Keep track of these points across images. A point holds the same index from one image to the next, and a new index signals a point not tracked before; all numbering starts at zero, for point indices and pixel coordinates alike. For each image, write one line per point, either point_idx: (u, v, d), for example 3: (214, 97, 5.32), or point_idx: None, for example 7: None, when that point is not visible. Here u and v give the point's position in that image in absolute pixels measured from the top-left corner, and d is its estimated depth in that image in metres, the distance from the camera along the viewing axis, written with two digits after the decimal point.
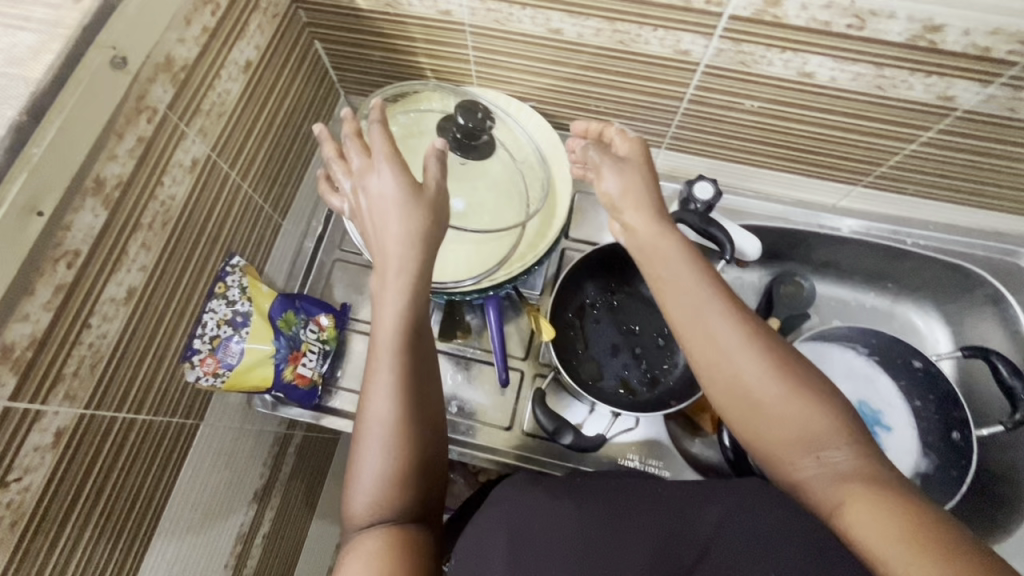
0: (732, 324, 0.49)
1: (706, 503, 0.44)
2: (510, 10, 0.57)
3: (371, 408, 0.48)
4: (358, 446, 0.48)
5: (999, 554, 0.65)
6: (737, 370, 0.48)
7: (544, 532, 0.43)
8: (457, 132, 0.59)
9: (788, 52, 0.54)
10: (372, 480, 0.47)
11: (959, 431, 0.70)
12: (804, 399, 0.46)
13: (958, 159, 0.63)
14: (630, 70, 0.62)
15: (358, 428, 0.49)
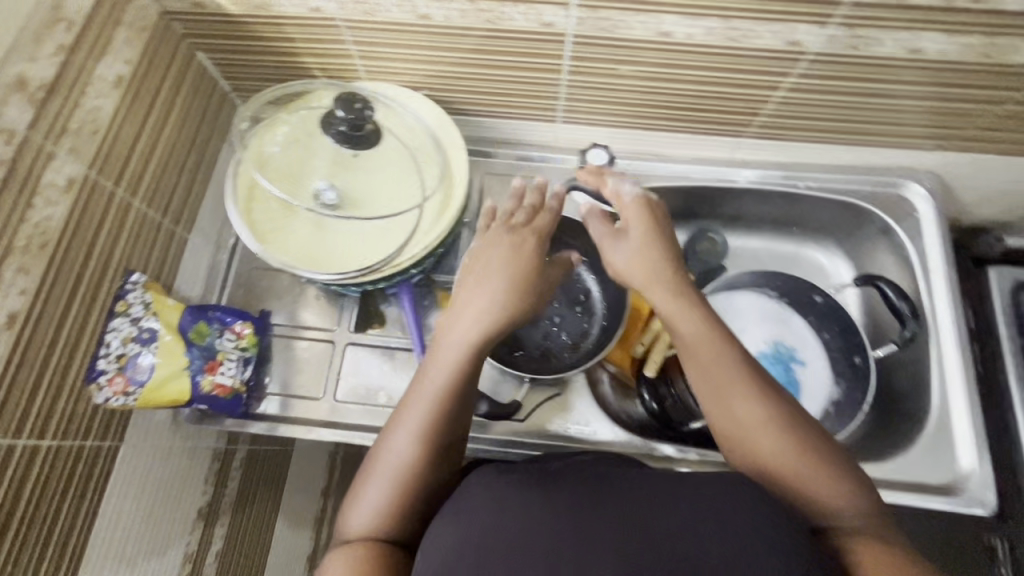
0: (744, 376, 0.49)
1: (697, 493, 0.41)
2: (376, 1, 0.59)
3: (388, 448, 0.49)
4: (367, 476, 0.50)
5: (906, 464, 0.69)
6: (751, 428, 0.47)
7: (517, 532, 0.39)
8: (342, 125, 0.59)
9: (642, 13, 0.57)
10: (377, 505, 0.48)
11: (860, 355, 0.74)
12: (811, 465, 0.45)
13: (822, 101, 0.67)
14: (506, 49, 0.64)
15: (373, 458, 0.50)
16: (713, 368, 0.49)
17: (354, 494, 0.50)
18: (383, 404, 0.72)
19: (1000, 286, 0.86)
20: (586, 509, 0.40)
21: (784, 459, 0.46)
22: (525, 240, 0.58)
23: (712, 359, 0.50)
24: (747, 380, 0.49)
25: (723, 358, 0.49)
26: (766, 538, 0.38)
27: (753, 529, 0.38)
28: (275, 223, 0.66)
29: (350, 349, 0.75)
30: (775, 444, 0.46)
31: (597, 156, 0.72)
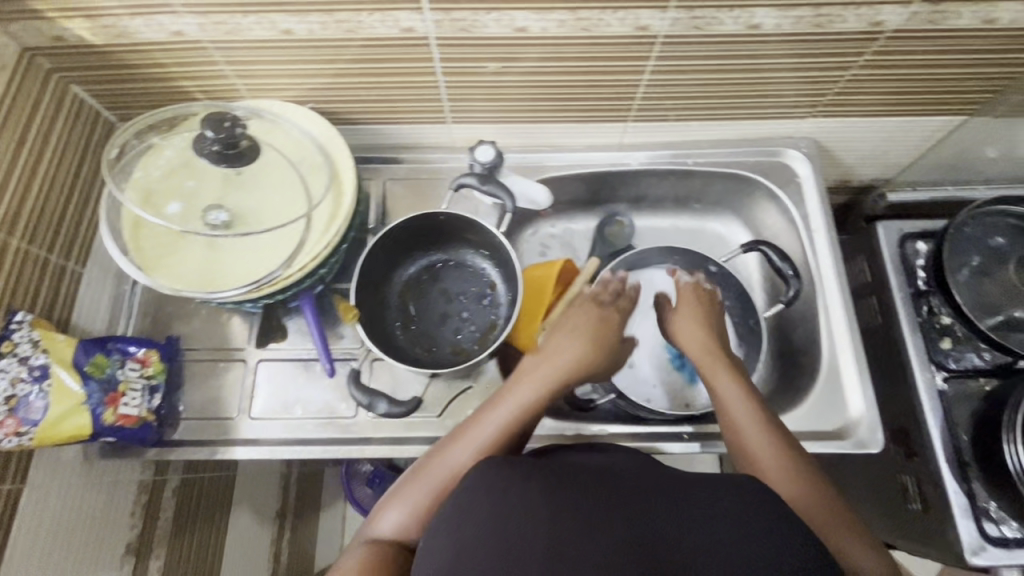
0: (754, 411, 0.61)
1: (697, 499, 0.46)
2: (235, 20, 0.60)
3: (434, 466, 0.57)
4: (405, 487, 0.56)
5: (801, 414, 0.73)
6: (755, 444, 0.59)
7: (512, 531, 0.43)
8: (214, 145, 0.61)
9: (494, 12, 0.59)
10: (406, 511, 0.55)
11: (753, 317, 0.79)
12: (828, 513, 0.54)
13: (687, 80, 0.71)
14: (376, 56, 0.66)
15: (416, 471, 0.57)
16: (745, 419, 0.60)
17: (387, 501, 0.57)
18: (299, 416, 0.73)
19: (888, 240, 0.89)
20: (574, 508, 0.44)
21: (803, 504, 0.54)
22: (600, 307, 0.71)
23: (747, 414, 0.61)
24: (773, 431, 0.59)
25: (754, 413, 0.61)
26: (733, 532, 0.43)
27: (721, 526, 0.43)
28: (164, 250, 0.66)
29: (261, 365, 0.75)
30: (799, 491, 0.55)
31: (485, 154, 0.73)
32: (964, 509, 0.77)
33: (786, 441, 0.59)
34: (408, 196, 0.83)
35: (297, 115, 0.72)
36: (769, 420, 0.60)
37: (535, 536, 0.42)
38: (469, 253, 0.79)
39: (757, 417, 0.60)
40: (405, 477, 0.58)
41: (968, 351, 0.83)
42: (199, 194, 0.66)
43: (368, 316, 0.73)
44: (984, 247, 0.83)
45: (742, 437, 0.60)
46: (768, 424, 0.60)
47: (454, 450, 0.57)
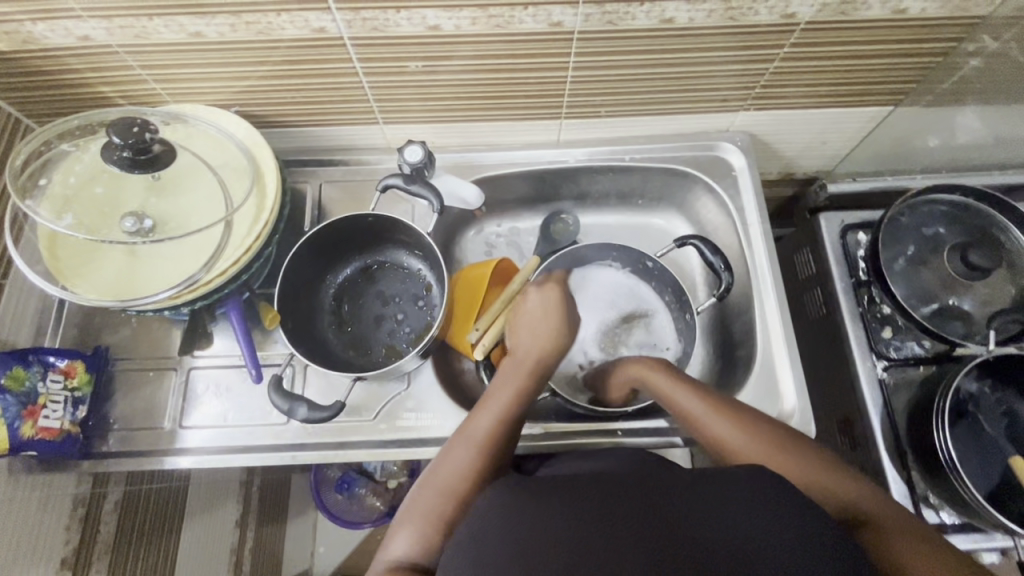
0: (713, 409, 0.61)
1: (720, 497, 0.44)
2: (141, 23, 0.59)
3: (439, 480, 0.54)
4: (413, 511, 0.53)
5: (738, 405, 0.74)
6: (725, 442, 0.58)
7: (539, 536, 0.42)
8: (123, 151, 0.58)
9: (403, 11, 0.59)
10: (419, 533, 0.52)
11: (689, 311, 0.80)
12: (808, 466, 0.55)
13: (613, 75, 0.71)
14: (293, 58, 0.65)
15: (424, 490, 0.55)
16: (703, 418, 0.61)
17: (398, 525, 0.53)
18: (233, 423, 0.72)
19: (830, 231, 0.90)
20: (590, 507, 0.43)
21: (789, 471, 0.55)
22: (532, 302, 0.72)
23: (703, 411, 0.61)
24: (729, 417, 0.60)
25: (705, 408, 0.61)
26: (765, 520, 0.42)
27: (747, 515, 0.42)
28: (78, 258, 0.64)
29: (193, 372, 0.74)
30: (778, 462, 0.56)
31: (414, 153, 0.72)
32: (906, 497, 0.77)
33: (741, 420, 0.59)
34: (345, 197, 0.82)
35: (221, 119, 0.72)
36: (719, 409, 0.61)
37: (554, 537, 0.41)
38: (403, 254, 0.79)
39: (711, 410, 0.61)
40: (413, 496, 0.55)
41: (910, 340, 0.84)
42: (113, 202, 0.64)
43: (295, 320, 0.72)
44: (921, 236, 0.84)
45: (711, 438, 0.60)
46: (723, 414, 0.60)
47: (457, 459, 0.55)
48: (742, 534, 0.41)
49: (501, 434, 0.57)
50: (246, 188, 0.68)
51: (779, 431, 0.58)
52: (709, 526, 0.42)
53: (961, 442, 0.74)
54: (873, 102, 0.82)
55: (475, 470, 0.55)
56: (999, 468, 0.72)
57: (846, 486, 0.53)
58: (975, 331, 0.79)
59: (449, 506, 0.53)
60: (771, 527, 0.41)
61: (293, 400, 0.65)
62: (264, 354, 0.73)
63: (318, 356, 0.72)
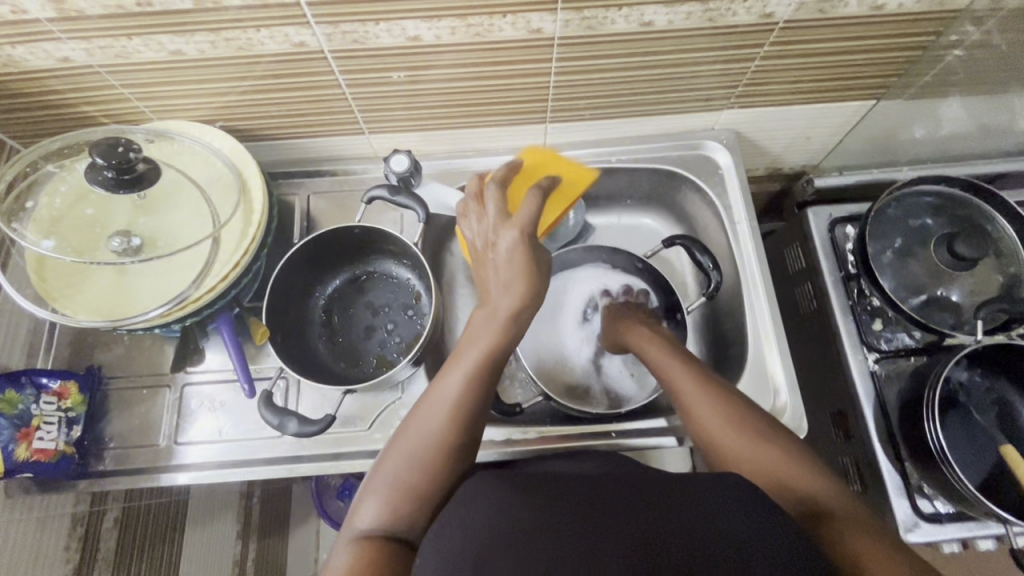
0: (691, 376, 0.62)
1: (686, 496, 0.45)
2: (121, 43, 0.59)
3: (407, 450, 0.53)
4: (376, 480, 0.53)
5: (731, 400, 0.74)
6: (696, 407, 0.60)
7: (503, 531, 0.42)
8: (108, 171, 0.58)
9: (382, 23, 0.59)
10: (383, 503, 0.51)
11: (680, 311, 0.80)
12: (781, 458, 0.54)
13: (596, 78, 0.71)
14: (275, 72, 0.65)
15: (388, 457, 0.54)
16: (688, 395, 0.60)
17: (366, 492, 0.53)
18: (227, 437, 0.72)
19: (818, 225, 0.90)
20: (580, 510, 0.43)
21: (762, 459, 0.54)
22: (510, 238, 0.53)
23: (682, 381, 0.62)
24: (712, 399, 0.59)
25: (693, 384, 0.61)
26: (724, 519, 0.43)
27: (725, 516, 0.44)
28: (67, 279, 0.64)
29: (187, 388, 0.74)
30: (754, 449, 0.55)
31: (400, 163, 0.73)
32: (898, 488, 0.78)
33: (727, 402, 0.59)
34: (333, 207, 0.82)
35: (206, 135, 0.72)
36: (707, 387, 0.61)
37: (542, 539, 0.41)
38: (391, 263, 0.79)
39: (697, 387, 0.61)
40: (378, 463, 0.55)
41: (900, 331, 0.84)
42: (100, 224, 0.64)
43: (284, 333, 0.72)
44: (908, 228, 0.84)
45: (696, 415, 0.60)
46: (709, 393, 0.60)
47: (419, 427, 0.53)
48: (724, 540, 0.42)
49: (467, 394, 0.54)
50: (232, 203, 0.68)
51: (763, 422, 0.57)
52: (683, 524, 0.43)
53: (952, 431, 0.74)
54: (856, 97, 0.82)
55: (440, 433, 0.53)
56: (988, 456, 0.73)
57: (818, 484, 0.52)
58: (963, 321, 0.79)
59: (417, 476, 0.52)
60: (753, 536, 0.42)
61: (284, 415, 0.65)
62: (256, 367, 0.74)
63: (310, 369, 0.73)
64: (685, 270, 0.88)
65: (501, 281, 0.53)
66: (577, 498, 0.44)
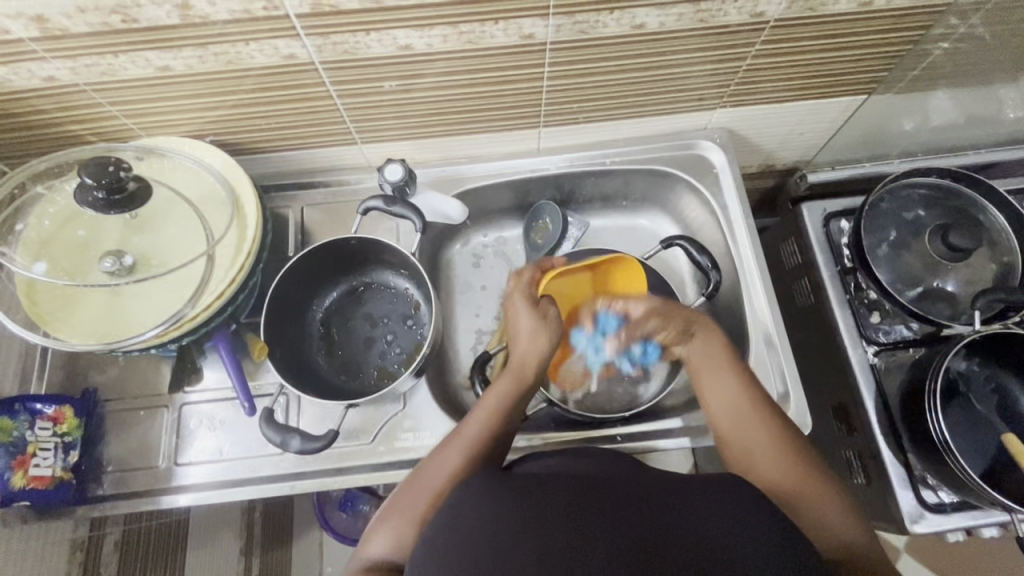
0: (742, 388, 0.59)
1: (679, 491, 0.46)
2: (107, 61, 0.58)
3: (426, 483, 0.54)
4: (395, 509, 0.54)
5: None
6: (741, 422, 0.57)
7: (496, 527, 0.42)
8: (98, 191, 0.56)
9: (373, 33, 0.58)
10: (399, 534, 0.52)
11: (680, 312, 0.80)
12: (809, 482, 0.53)
13: (588, 81, 0.71)
14: (265, 85, 0.64)
15: (408, 485, 0.56)
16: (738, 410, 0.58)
17: (379, 523, 0.54)
18: (228, 456, 0.71)
19: (813, 221, 0.90)
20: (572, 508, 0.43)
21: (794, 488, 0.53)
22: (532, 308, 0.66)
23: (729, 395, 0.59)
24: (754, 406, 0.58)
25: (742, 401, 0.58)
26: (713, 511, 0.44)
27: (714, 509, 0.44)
28: (59, 302, 0.63)
29: (185, 408, 0.73)
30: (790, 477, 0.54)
31: (394, 172, 0.72)
32: (902, 479, 0.78)
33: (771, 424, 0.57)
34: (328, 218, 0.82)
35: (196, 150, 0.71)
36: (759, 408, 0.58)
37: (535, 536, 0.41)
38: (389, 274, 0.78)
39: (743, 402, 0.58)
40: (397, 492, 0.56)
41: (898, 323, 0.84)
42: (92, 245, 0.63)
43: (283, 349, 0.71)
44: (902, 220, 0.85)
45: (736, 430, 0.58)
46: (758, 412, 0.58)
47: (445, 461, 0.55)
48: (718, 549, 0.41)
49: (493, 435, 0.57)
50: (226, 220, 0.67)
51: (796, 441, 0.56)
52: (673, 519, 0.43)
53: (953, 422, 0.75)
54: (847, 92, 0.83)
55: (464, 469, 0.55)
56: (990, 445, 0.73)
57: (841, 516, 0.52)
58: (960, 310, 0.80)
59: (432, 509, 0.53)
60: (750, 549, 0.41)
61: (286, 433, 0.64)
62: (255, 384, 0.72)
63: (310, 384, 0.72)
64: (683, 270, 0.88)
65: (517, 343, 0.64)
66: (568, 502, 0.44)
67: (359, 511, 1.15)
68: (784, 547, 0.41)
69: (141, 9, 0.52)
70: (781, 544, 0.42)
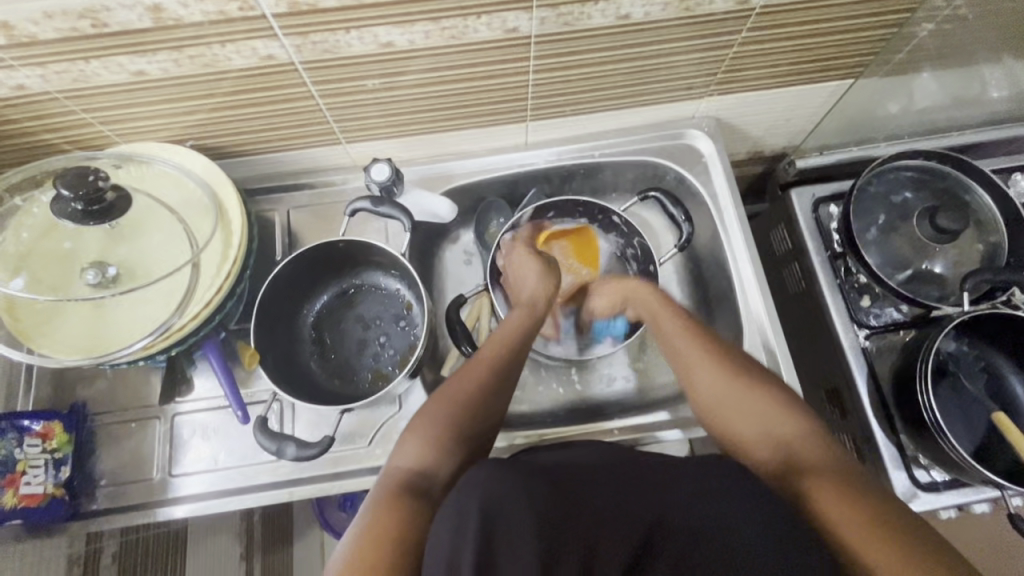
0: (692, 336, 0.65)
1: (695, 486, 0.48)
2: (78, 67, 0.56)
3: (453, 396, 0.59)
4: (420, 425, 0.58)
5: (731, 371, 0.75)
6: (697, 371, 0.62)
7: (517, 511, 0.43)
8: (76, 203, 0.55)
9: (354, 31, 0.57)
10: (424, 445, 0.56)
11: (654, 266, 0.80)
12: (776, 416, 0.56)
13: (574, 74, 0.70)
14: (244, 87, 0.63)
15: (433, 403, 0.60)
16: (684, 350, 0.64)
17: (404, 440, 0.57)
18: (223, 465, 0.70)
19: (802, 207, 0.91)
20: (589, 501, 0.46)
21: (751, 418, 0.57)
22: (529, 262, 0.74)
23: (686, 342, 0.64)
24: (710, 352, 0.63)
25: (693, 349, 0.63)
26: (724, 501, 0.46)
27: (725, 498, 0.46)
28: (42, 316, 0.61)
29: (178, 418, 0.72)
30: (745, 413, 0.58)
31: (380, 172, 0.71)
32: (895, 459, 0.79)
33: (724, 364, 0.61)
34: (316, 220, 0.80)
35: (177, 156, 0.69)
36: (712, 354, 0.62)
37: (559, 523, 0.43)
38: (379, 275, 0.77)
39: (696, 349, 0.63)
40: (422, 409, 0.60)
41: (888, 306, 0.85)
42: (72, 257, 0.62)
43: (275, 356, 0.70)
44: (890, 204, 0.85)
45: (698, 382, 0.62)
46: (709, 356, 0.62)
47: (469, 375, 0.61)
48: (729, 533, 0.44)
49: (512, 352, 0.64)
50: (210, 225, 0.66)
51: (754, 374, 0.60)
52: (687, 511, 0.45)
53: (945, 403, 0.75)
54: (833, 77, 0.83)
55: (482, 388, 0.61)
56: (980, 421, 0.75)
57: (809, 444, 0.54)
58: (949, 292, 0.80)
59: (456, 420, 0.58)
60: (759, 537, 0.43)
61: (281, 440, 0.63)
62: (247, 392, 0.72)
63: (303, 390, 0.71)
64: (660, 246, 0.87)
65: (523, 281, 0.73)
66: (585, 496, 0.46)
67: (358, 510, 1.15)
68: (786, 528, 0.44)
69: (111, 12, 0.50)
70: (788, 533, 0.44)
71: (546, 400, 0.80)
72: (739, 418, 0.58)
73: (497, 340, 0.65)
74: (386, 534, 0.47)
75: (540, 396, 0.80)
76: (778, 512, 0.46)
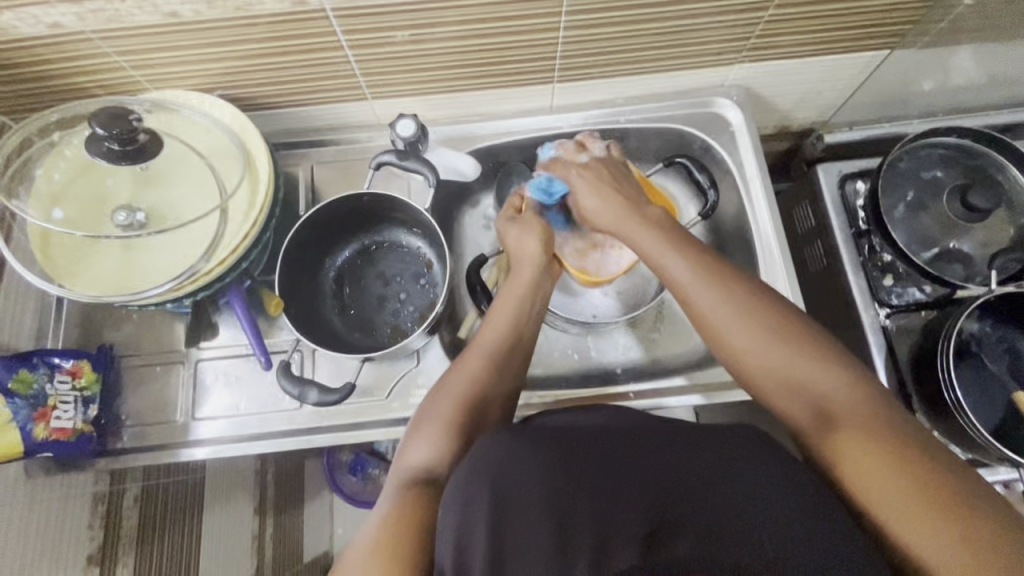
0: (698, 269, 0.58)
1: (713, 458, 0.46)
2: (114, 5, 0.56)
3: (452, 393, 0.60)
4: (424, 422, 0.58)
5: None
6: (707, 308, 0.57)
7: (519, 487, 0.43)
8: (111, 142, 0.56)
9: None
10: (428, 443, 0.56)
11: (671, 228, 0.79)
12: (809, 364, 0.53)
13: (605, 33, 0.69)
14: (275, 34, 0.63)
15: (431, 401, 0.60)
16: (693, 284, 0.58)
17: (410, 438, 0.58)
18: (244, 410, 0.72)
19: (829, 182, 0.89)
20: (601, 471, 0.45)
21: (769, 355, 0.54)
22: (531, 223, 0.71)
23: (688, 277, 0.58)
24: (720, 285, 0.57)
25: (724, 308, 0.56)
26: (743, 476, 0.45)
27: (743, 471, 0.45)
28: (74, 255, 0.63)
29: (201, 364, 0.73)
30: (754, 341, 0.55)
31: (406, 127, 0.71)
32: None
33: (762, 315, 0.55)
34: (340, 176, 0.81)
35: (204, 103, 0.70)
36: (747, 312, 0.56)
37: (569, 499, 0.43)
38: (401, 233, 0.78)
39: (722, 299, 0.56)
40: (423, 408, 0.60)
41: (911, 286, 0.83)
42: (104, 196, 0.63)
43: (297, 306, 0.72)
44: (920, 181, 0.83)
45: (708, 318, 0.57)
46: (723, 289, 0.57)
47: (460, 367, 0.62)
48: (745, 510, 0.43)
49: (506, 339, 0.64)
50: (237, 172, 0.66)
51: (772, 310, 0.56)
52: (701, 480, 0.45)
53: (965, 382, 0.75)
54: (869, 46, 0.81)
55: (478, 380, 0.61)
56: (1000, 403, 0.74)
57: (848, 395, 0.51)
58: (975, 272, 0.79)
59: (455, 414, 0.58)
60: (777, 512, 0.43)
61: (303, 385, 0.65)
62: (270, 341, 0.73)
63: (325, 342, 0.72)
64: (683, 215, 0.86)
65: (522, 243, 0.70)
66: (597, 463, 0.45)
67: (368, 473, 1.21)
68: (807, 507, 0.44)
69: None
70: (811, 511, 0.44)
71: (562, 364, 0.81)
72: (775, 370, 0.54)
73: (497, 327, 0.65)
74: (400, 530, 0.48)
75: (555, 359, 0.81)
76: (800, 486, 0.45)
